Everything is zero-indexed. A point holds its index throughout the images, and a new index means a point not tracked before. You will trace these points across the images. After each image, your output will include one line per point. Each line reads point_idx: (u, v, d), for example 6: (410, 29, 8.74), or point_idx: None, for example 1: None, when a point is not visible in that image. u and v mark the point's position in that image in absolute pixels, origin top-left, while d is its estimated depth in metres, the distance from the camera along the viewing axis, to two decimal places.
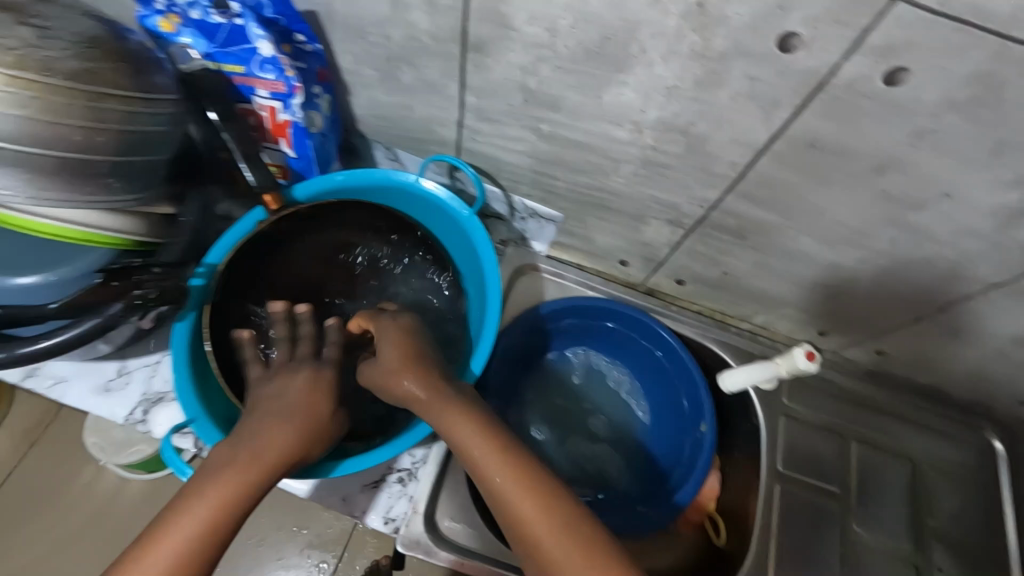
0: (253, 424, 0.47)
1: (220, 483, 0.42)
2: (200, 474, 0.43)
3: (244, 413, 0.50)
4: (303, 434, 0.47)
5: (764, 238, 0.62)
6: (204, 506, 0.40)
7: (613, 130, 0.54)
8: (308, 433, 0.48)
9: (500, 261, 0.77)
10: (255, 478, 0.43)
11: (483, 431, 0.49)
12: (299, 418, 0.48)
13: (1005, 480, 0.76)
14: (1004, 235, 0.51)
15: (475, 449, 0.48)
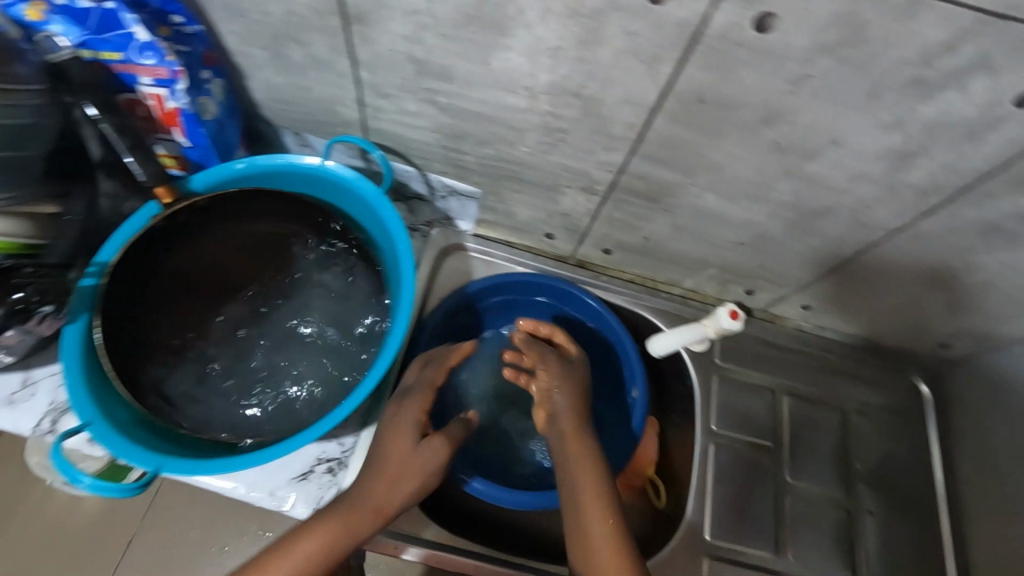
0: (381, 449, 0.58)
1: (321, 533, 0.51)
2: (306, 522, 0.52)
3: (392, 418, 0.60)
4: (395, 475, 0.56)
5: (673, 199, 0.62)
6: (299, 556, 0.50)
7: (508, 97, 0.54)
8: (395, 475, 0.56)
9: (425, 243, 0.76)
10: (346, 534, 0.52)
11: (592, 449, 0.61)
12: (403, 458, 0.56)
13: (931, 420, 0.78)
14: (894, 179, 0.52)
15: (572, 455, 0.61)
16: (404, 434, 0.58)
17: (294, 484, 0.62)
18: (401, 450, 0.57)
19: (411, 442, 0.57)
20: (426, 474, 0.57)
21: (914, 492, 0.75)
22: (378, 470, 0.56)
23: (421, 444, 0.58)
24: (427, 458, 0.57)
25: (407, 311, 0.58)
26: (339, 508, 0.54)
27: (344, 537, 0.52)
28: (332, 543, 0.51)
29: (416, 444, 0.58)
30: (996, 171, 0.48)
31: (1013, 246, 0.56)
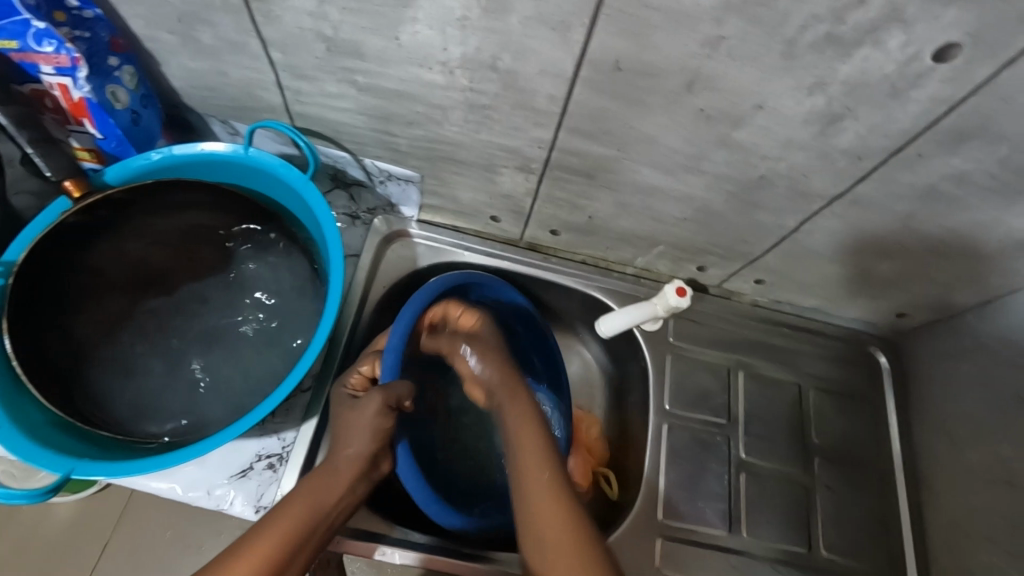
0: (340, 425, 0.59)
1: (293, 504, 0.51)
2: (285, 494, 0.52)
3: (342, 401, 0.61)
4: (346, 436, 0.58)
5: (610, 175, 0.60)
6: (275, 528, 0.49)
7: (424, 73, 0.51)
8: (348, 431, 0.58)
9: (367, 232, 0.74)
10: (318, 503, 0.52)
11: (528, 406, 0.61)
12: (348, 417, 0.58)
13: (888, 391, 0.78)
14: (827, 144, 0.50)
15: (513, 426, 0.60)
16: (341, 401, 0.60)
17: (232, 482, 0.60)
18: (346, 413, 0.59)
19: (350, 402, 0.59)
20: (375, 416, 0.58)
21: (871, 464, 0.74)
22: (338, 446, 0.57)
23: (359, 399, 0.59)
24: (369, 402, 0.58)
25: (334, 306, 0.57)
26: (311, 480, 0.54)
27: (326, 491, 0.53)
28: (313, 506, 0.51)
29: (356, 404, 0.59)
30: (926, 131, 0.47)
31: (954, 210, 0.55)
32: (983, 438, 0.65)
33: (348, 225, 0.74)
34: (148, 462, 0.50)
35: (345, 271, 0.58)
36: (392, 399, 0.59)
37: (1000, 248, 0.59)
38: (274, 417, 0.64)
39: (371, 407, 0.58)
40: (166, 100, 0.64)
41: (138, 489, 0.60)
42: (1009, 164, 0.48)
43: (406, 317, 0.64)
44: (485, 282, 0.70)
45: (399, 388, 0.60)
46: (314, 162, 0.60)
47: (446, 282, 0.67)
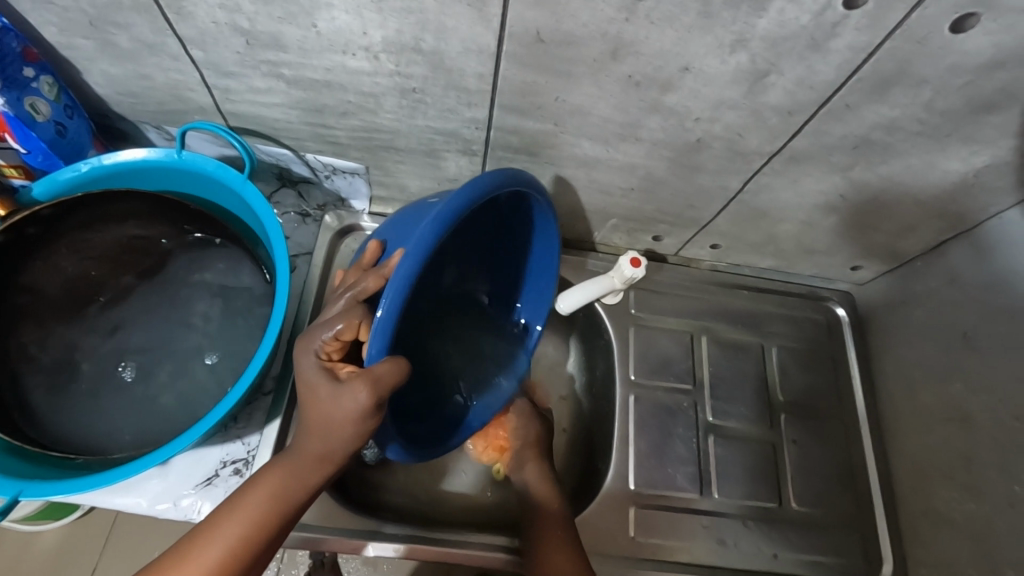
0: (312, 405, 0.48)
1: (235, 520, 0.48)
2: (238, 497, 0.49)
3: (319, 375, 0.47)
4: (322, 428, 0.47)
5: (552, 151, 0.60)
6: (217, 544, 0.47)
7: (349, 61, 0.51)
8: (322, 424, 0.47)
9: (319, 229, 0.73)
10: (264, 520, 0.48)
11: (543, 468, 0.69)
12: (327, 406, 0.46)
13: (849, 343, 0.79)
14: (757, 102, 0.50)
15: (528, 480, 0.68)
16: (316, 380, 0.47)
17: (198, 491, 0.60)
18: (323, 398, 0.46)
19: (329, 384, 0.46)
20: (358, 420, 0.45)
21: (832, 417, 0.75)
22: (306, 427, 0.48)
23: (342, 385, 0.45)
24: (352, 400, 0.44)
25: (282, 302, 0.56)
26: (280, 468, 0.50)
27: (279, 499, 0.49)
28: (261, 519, 0.48)
29: (337, 386, 0.45)
30: (850, 81, 0.47)
31: (887, 158, 0.56)
32: (940, 379, 0.67)
33: (299, 223, 0.73)
34: (100, 477, 0.49)
35: (291, 267, 0.57)
36: (381, 394, 0.44)
37: (938, 193, 0.60)
38: (237, 423, 0.64)
39: (352, 403, 0.45)
40: (93, 108, 0.62)
41: (103, 506, 0.59)
42: (933, 107, 0.49)
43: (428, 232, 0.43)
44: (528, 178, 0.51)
45: (387, 375, 0.44)
46: (251, 160, 0.59)
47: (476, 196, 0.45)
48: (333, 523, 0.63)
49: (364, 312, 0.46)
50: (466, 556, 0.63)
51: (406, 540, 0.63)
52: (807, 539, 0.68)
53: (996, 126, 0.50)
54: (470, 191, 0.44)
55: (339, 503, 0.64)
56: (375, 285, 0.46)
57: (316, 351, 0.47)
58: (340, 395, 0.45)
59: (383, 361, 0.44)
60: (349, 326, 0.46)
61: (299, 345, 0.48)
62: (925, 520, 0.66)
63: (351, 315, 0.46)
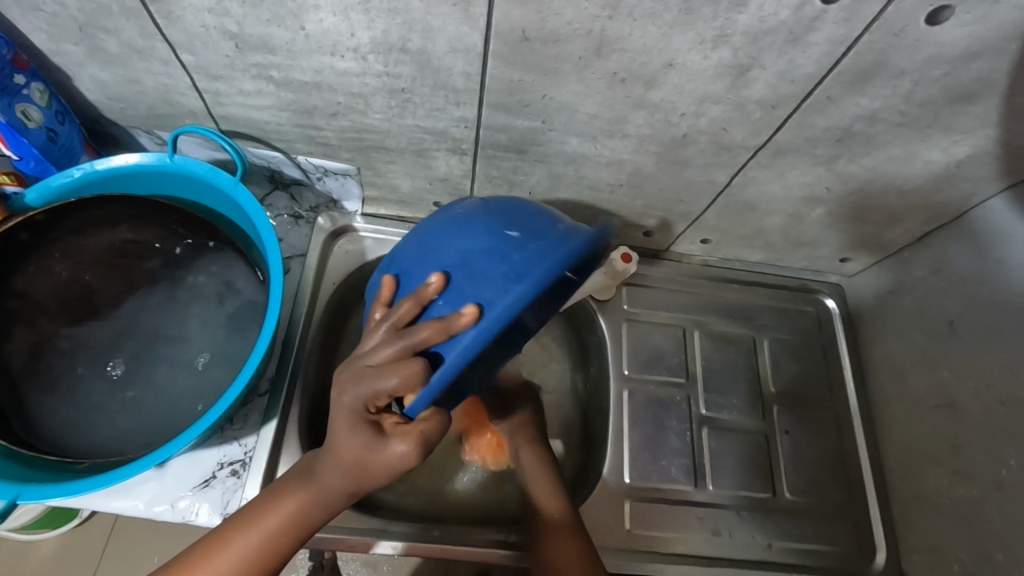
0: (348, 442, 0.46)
1: (247, 540, 0.48)
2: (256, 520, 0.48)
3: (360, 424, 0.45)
4: (352, 466, 0.46)
5: (540, 148, 0.61)
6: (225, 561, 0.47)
7: (337, 62, 0.51)
8: (353, 464, 0.46)
9: (311, 230, 0.74)
10: (277, 546, 0.48)
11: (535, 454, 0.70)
12: (355, 449, 0.45)
13: (840, 334, 0.80)
14: (740, 96, 0.51)
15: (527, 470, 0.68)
16: (357, 428, 0.45)
17: (195, 493, 0.60)
18: (362, 445, 0.45)
19: (371, 435, 0.45)
20: (391, 470, 0.45)
21: (824, 407, 0.76)
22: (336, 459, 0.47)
23: (383, 437, 0.45)
24: (394, 455, 0.44)
25: (276, 303, 0.56)
26: (298, 495, 0.48)
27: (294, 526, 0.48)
28: (272, 541, 0.48)
29: (381, 441, 0.45)
30: (830, 73, 0.48)
31: (870, 149, 0.57)
32: (928, 367, 0.68)
33: (292, 225, 0.74)
34: (95, 479, 0.50)
35: (284, 267, 0.58)
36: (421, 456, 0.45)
37: (922, 183, 0.61)
38: (233, 424, 0.64)
39: (390, 460, 0.44)
40: (84, 114, 0.63)
41: (99, 510, 0.59)
42: (912, 99, 0.50)
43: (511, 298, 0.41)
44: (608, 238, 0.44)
45: (432, 429, 0.45)
46: (243, 164, 0.59)
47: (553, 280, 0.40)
48: (339, 523, 0.63)
49: (422, 367, 0.42)
50: (473, 554, 0.64)
51: (414, 539, 0.63)
52: (800, 528, 0.69)
53: (975, 116, 0.52)
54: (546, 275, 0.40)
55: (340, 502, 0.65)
56: (436, 336, 0.42)
57: (364, 403, 0.45)
58: (382, 447, 0.45)
59: (426, 417, 0.45)
60: (404, 382, 0.43)
61: (341, 390, 0.46)
62: (916, 507, 0.67)
63: (409, 372, 0.42)
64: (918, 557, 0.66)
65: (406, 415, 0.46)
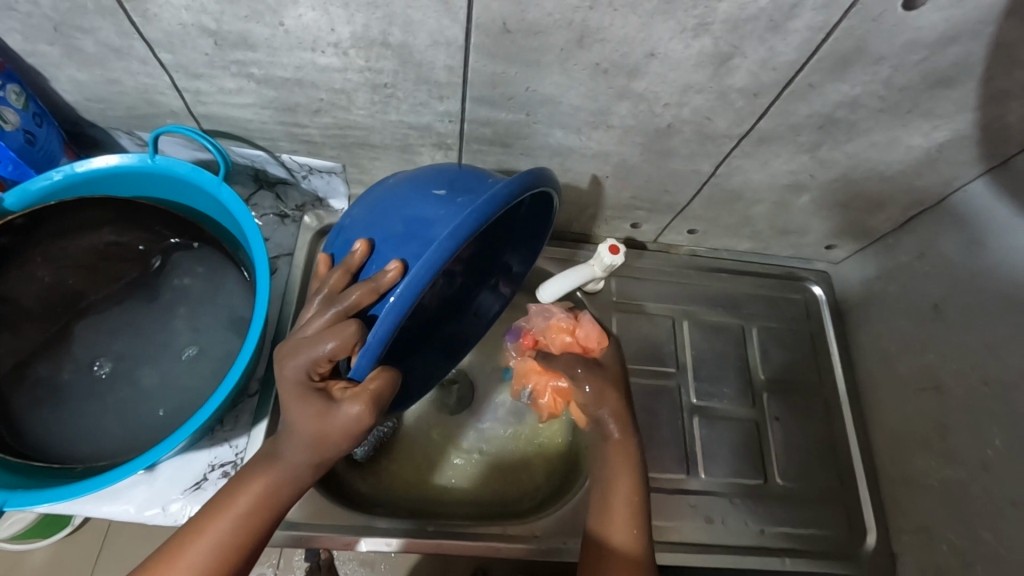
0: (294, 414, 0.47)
1: (216, 528, 0.48)
2: (221, 506, 0.48)
3: (307, 393, 0.46)
4: (309, 439, 0.47)
5: (525, 141, 0.61)
6: (199, 551, 0.47)
7: (318, 58, 0.51)
8: (309, 436, 0.47)
9: (298, 229, 0.73)
10: (248, 530, 0.48)
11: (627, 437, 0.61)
12: (312, 421, 0.46)
13: (827, 320, 0.81)
14: (723, 84, 0.51)
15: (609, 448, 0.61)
16: (304, 399, 0.46)
17: (188, 495, 0.60)
18: (312, 413, 0.46)
19: (321, 404, 0.46)
20: (348, 434, 0.46)
21: (814, 393, 0.77)
22: (291, 435, 0.48)
23: (334, 405, 0.46)
24: (347, 418, 0.46)
25: (262, 305, 0.56)
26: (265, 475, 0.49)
27: (261, 507, 0.49)
28: (243, 526, 0.48)
29: (331, 406, 0.46)
30: (810, 60, 0.48)
31: (852, 135, 0.57)
32: (914, 351, 0.69)
33: (279, 225, 0.73)
34: (82, 485, 0.49)
35: (271, 269, 0.57)
36: (375, 415, 0.46)
37: (904, 167, 0.62)
38: (223, 426, 0.64)
39: (344, 422, 0.46)
40: (63, 116, 0.62)
41: (92, 515, 0.59)
42: (892, 84, 0.50)
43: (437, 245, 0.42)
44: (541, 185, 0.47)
45: (381, 388, 0.46)
46: (227, 164, 0.59)
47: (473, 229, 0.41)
48: (325, 520, 0.63)
49: (357, 329, 0.44)
50: (460, 547, 0.64)
51: (404, 534, 0.63)
52: (790, 512, 0.70)
53: (954, 100, 0.52)
54: (465, 225, 0.40)
55: (332, 501, 0.65)
56: (367, 298, 0.45)
57: (307, 372, 0.46)
58: (334, 413, 0.46)
59: (374, 377, 0.46)
60: (342, 345, 0.44)
61: (281, 363, 0.47)
62: (905, 489, 0.68)
63: (344, 333, 0.44)
64: (907, 538, 0.67)
65: (354, 380, 0.48)
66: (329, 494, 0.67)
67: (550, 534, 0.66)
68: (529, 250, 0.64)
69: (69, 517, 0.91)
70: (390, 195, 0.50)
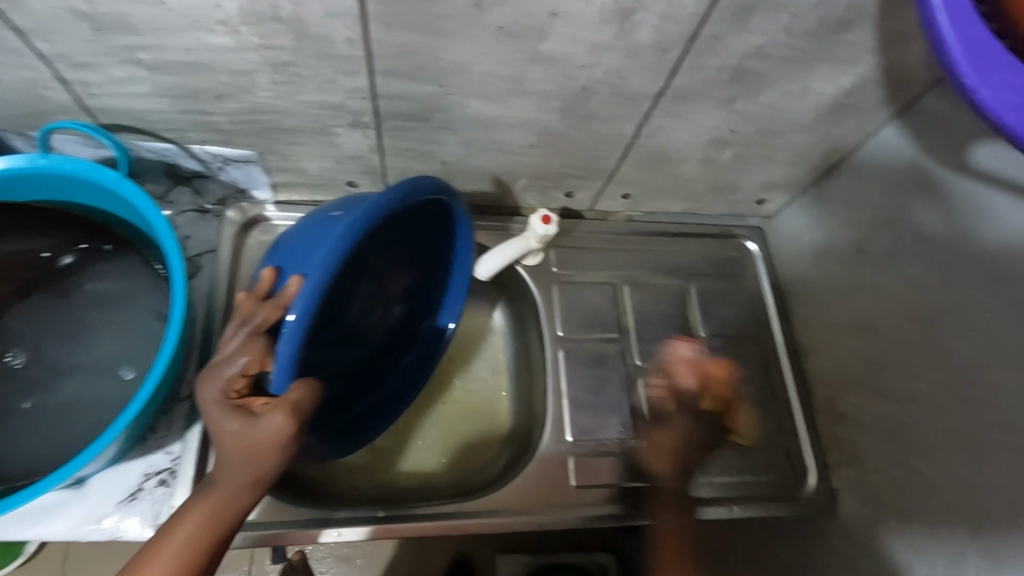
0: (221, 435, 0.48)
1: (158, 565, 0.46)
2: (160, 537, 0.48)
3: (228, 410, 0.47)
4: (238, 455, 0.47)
5: (444, 115, 0.59)
6: None
7: (210, 38, 0.48)
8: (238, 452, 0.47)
9: (221, 224, 0.71)
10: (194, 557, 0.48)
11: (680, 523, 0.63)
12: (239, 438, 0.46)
13: (763, 273, 0.83)
14: (631, 41, 0.51)
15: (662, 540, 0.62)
16: (225, 416, 0.47)
17: (123, 508, 0.58)
18: (235, 429, 0.46)
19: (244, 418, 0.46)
20: (277, 444, 0.47)
21: (753, 346, 0.79)
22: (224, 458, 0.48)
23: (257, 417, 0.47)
24: (271, 426, 0.46)
25: (178, 307, 0.53)
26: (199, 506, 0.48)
27: (205, 536, 0.48)
28: (188, 555, 0.47)
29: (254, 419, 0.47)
30: (710, 11, 0.48)
31: (765, 86, 0.58)
32: (842, 296, 0.71)
33: (200, 220, 0.71)
34: None
35: (185, 269, 0.54)
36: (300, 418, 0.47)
37: (818, 115, 0.63)
38: (156, 433, 0.61)
39: (271, 432, 0.47)
40: None
41: (21, 539, 0.56)
42: (793, 31, 0.51)
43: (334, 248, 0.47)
44: (423, 190, 0.54)
45: (302, 397, 0.47)
46: (125, 158, 0.55)
47: (355, 234, 0.48)
48: (286, 516, 0.62)
49: (267, 342, 0.48)
50: (415, 530, 0.63)
51: (360, 522, 0.62)
52: (736, 461, 0.72)
53: (856, 44, 0.53)
54: (345, 236, 0.47)
55: (285, 500, 0.64)
56: (274, 313, 0.48)
57: (222, 391, 0.47)
58: (256, 425, 0.46)
59: (295, 387, 0.47)
60: (254, 357, 0.48)
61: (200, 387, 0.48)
62: (841, 427, 0.71)
63: (254, 347, 0.47)
64: (846, 473, 0.69)
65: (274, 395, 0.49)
66: (286, 491, 0.66)
67: (503, 506, 0.66)
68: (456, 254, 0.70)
69: (21, 547, 0.89)
70: (292, 234, 0.55)
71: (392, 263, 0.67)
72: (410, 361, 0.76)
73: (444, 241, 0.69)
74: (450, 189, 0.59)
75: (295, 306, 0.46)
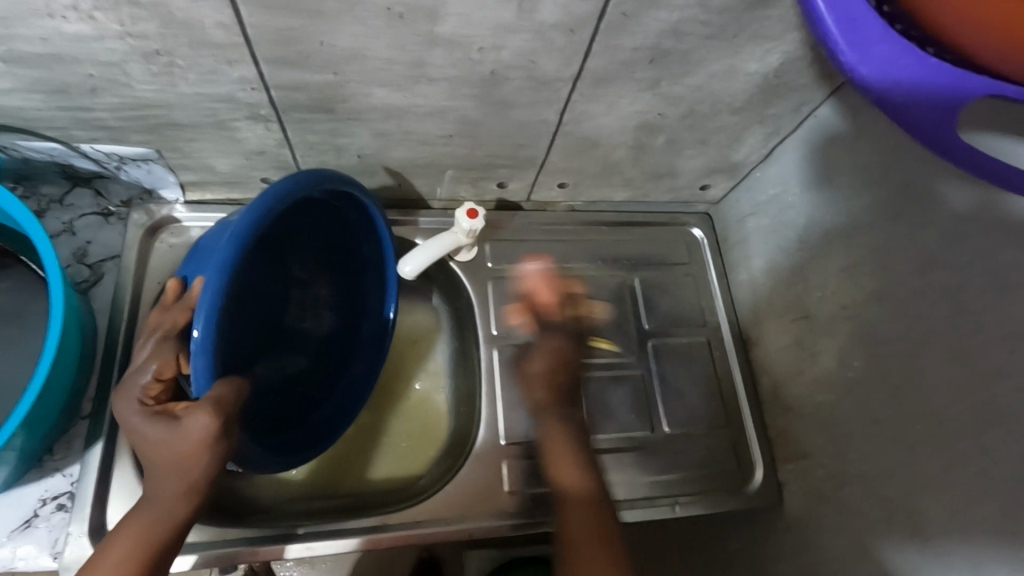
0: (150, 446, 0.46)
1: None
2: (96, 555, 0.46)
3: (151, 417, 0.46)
4: (168, 464, 0.46)
5: (347, 105, 0.55)
6: None
7: (64, 26, 0.43)
8: (168, 461, 0.46)
9: (125, 227, 0.66)
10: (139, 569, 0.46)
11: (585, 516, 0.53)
12: (166, 443, 0.45)
13: (710, 262, 0.80)
14: (535, 21, 0.47)
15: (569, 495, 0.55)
16: (147, 423, 0.46)
17: (16, 536, 0.54)
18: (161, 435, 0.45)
19: (168, 423, 0.45)
20: (205, 447, 0.45)
21: (698, 337, 0.76)
22: (156, 469, 0.46)
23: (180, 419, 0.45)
24: (195, 429, 0.44)
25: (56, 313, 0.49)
26: (143, 513, 0.46)
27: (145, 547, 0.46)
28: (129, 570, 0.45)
29: (178, 422, 0.45)
30: None
31: (689, 67, 0.55)
32: (783, 284, 0.69)
33: (102, 224, 0.66)
34: None
35: (62, 273, 0.50)
36: (224, 418, 0.45)
37: (751, 97, 0.60)
38: (54, 455, 0.57)
39: (196, 435, 0.45)
40: None
41: None
42: (710, 7, 0.47)
43: (228, 242, 0.45)
44: (325, 180, 0.54)
45: (226, 395, 0.45)
46: None
47: (251, 224, 0.46)
48: (228, 535, 0.59)
49: (177, 345, 0.50)
50: (391, 540, 0.62)
51: (341, 535, 0.60)
52: (681, 457, 0.70)
53: (779, 20, 0.50)
54: (238, 228, 0.45)
55: (228, 525, 0.60)
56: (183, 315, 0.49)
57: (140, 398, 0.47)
58: (180, 430, 0.45)
59: (216, 385, 0.45)
60: (165, 361, 0.49)
61: (115, 403, 0.48)
62: (784, 418, 0.69)
63: (163, 352, 0.49)
64: (789, 466, 0.68)
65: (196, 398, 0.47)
66: (217, 512, 0.62)
67: (430, 518, 0.63)
68: (375, 248, 0.70)
69: None
70: (203, 246, 0.55)
71: (313, 262, 0.69)
72: (352, 368, 0.73)
73: (363, 235, 0.70)
74: (355, 183, 0.59)
75: (199, 320, 0.43)
